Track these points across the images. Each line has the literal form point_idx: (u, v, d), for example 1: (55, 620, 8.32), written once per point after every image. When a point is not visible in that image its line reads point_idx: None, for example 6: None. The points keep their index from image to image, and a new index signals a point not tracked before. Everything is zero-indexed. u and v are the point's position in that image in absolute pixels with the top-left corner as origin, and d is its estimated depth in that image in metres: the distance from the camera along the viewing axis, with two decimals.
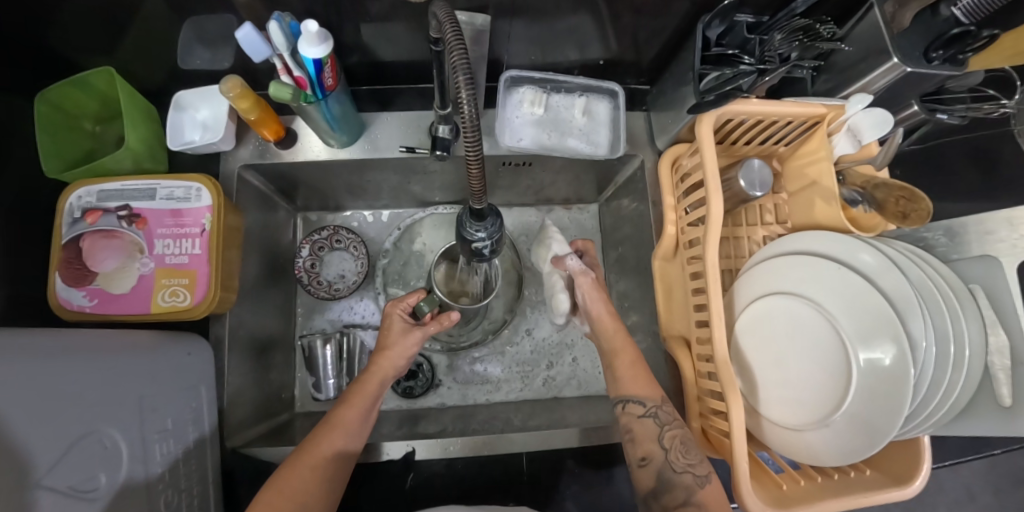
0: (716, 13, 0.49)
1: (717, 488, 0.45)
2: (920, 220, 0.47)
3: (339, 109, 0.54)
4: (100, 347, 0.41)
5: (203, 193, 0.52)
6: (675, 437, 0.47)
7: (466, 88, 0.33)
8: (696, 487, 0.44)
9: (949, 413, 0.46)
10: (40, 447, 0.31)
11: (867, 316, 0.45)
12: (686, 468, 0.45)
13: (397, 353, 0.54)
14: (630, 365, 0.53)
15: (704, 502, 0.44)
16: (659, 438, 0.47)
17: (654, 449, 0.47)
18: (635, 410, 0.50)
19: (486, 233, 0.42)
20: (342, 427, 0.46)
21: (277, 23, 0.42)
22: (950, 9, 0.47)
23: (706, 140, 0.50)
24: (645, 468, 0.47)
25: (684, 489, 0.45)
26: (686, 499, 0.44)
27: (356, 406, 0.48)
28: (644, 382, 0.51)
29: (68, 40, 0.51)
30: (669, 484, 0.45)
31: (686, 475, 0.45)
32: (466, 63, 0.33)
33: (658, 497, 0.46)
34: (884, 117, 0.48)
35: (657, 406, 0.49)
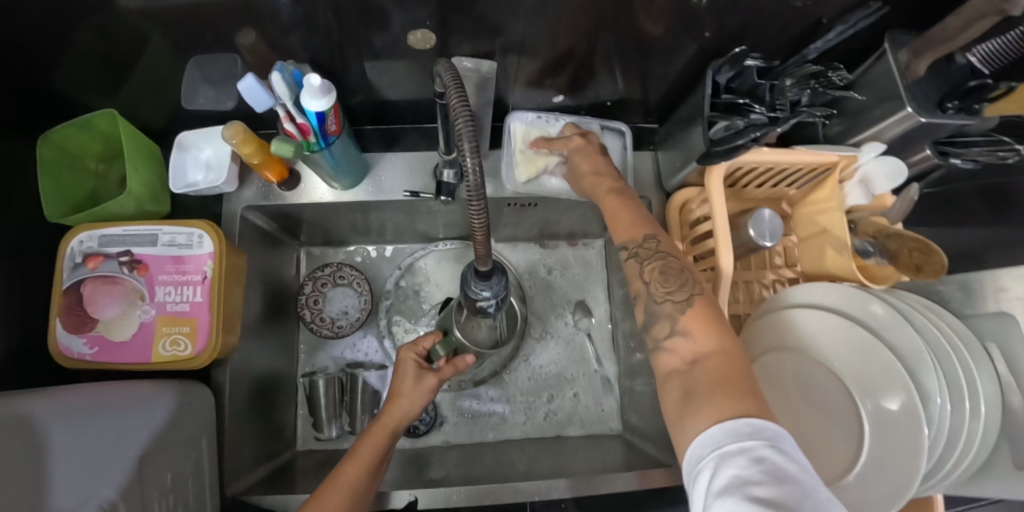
0: (728, 58, 0.48)
1: (701, 312, 0.39)
2: (935, 273, 0.46)
3: (343, 153, 0.53)
4: (85, 414, 0.40)
5: (205, 239, 0.51)
6: (656, 270, 0.42)
7: (469, 142, 0.32)
8: (677, 315, 0.39)
9: (966, 472, 0.45)
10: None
11: (875, 370, 0.44)
12: (664, 297, 0.41)
13: (409, 403, 0.50)
14: (620, 211, 0.48)
15: (687, 332, 0.38)
16: (640, 275, 0.43)
17: (637, 287, 0.44)
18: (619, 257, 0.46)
19: (491, 291, 0.41)
20: (346, 487, 0.42)
21: (279, 74, 0.42)
22: (965, 56, 0.45)
23: (715, 189, 0.50)
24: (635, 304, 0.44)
25: (668, 320, 0.40)
26: (671, 329, 0.39)
27: (359, 466, 0.45)
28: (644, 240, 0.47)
29: (72, 82, 0.51)
30: (654, 316, 0.41)
31: (666, 305, 0.41)
32: (468, 115, 0.33)
33: (647, 330, 0.41)
34: (898, 167, 0.48)
35: (637, 245, 0.45)
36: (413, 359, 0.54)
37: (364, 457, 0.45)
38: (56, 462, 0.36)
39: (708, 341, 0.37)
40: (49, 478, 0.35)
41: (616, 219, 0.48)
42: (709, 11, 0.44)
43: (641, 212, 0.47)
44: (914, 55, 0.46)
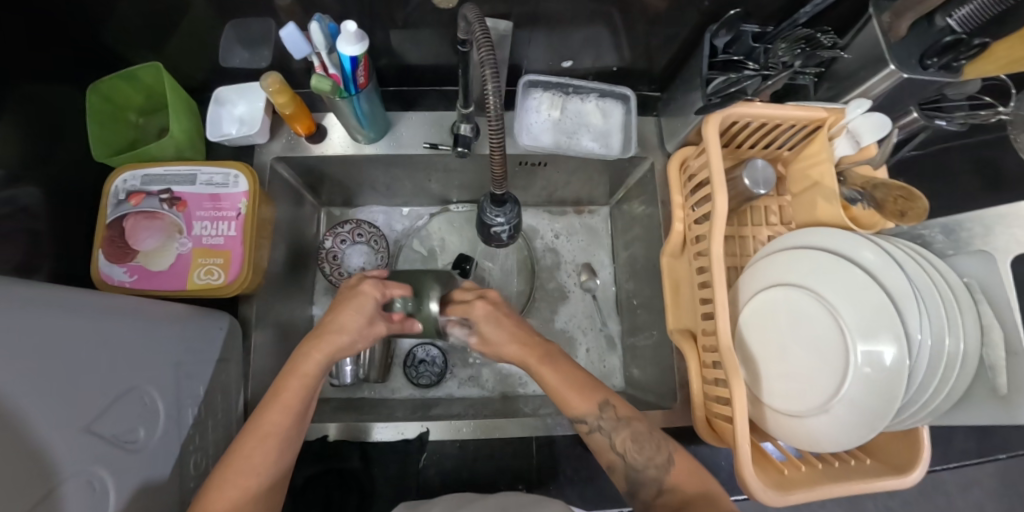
0: (723, 23, 0.53)
1: (682, 466, 0.46)
2: (918, 218, 0.50)
3: (368, 107, 0.58)
4: (151, 315, 0.44)
5: (240, 179, 0.55)
6: (627, 440, 0.47)
7: (493, 84, 0.38)
8: (663, 477, 0.45)
9: (943, 405, 0.48)
10: (89, 397, 0.34)
11: (869, 310, 0.47)
12: (647, 464, 0.46)
13: (349, 340, 0.49)
14: (557, 377, 0.51)
15: (675, 487, 0.45)
16: (614, 445, 0.48)
17: (614, 458, 0.48)
18: (582, 427, 0.49)
19: (505, 218, 0.47)
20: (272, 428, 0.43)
21: (318, 24, 0.46)
22: (944, 20, 0.49)
23: (712, 141, 0.52)
24: (614, 473, 0.48)
25: (653, 481, 0.45)
26: (658, 489, 0.45)
27: (287, 408, 0.44)
28: (581, 392, 0.50)
29: (121, 35, 0.55)
30: (637, 483, 0.46)
31: (650, 469, 0.46)
32: (491, 57, 0.39)
33: (635, 495, 0.46)
34: (882, 122, 0.51)
35: (598, 417, 0.48)
36: (374, 295, 0.52)
37: (290, 400, 0.45)
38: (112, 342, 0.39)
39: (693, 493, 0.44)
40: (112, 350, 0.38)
41: (563, 393, 0.50)
42: None
43: (585, 379, 0.51)
44: (896, 16, 0.50)
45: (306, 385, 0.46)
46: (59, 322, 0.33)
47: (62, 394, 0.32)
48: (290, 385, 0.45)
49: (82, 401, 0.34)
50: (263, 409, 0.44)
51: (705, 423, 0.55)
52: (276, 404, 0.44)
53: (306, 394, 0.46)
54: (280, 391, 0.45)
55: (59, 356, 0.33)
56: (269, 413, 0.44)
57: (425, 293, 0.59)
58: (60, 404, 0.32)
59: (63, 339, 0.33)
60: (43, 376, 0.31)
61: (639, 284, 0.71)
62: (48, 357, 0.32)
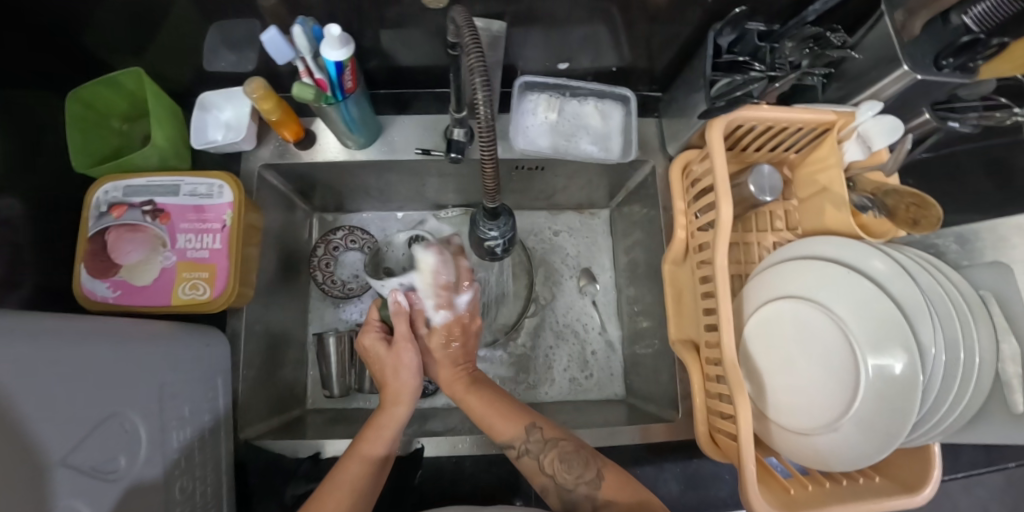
0: (727, 21, 0.50)
1: (611, 479, 0.47)
2: (931, 226, 0.49)
3: (358, 112, 0.56)
4: (133, 336, 0.43)
5: (225, 189, 0.53)
6: (556, 460, 0.49)
7: (483, 92, 0.35)
8: (595, 494, 0.46)
9: (959, 421, 0.46)
10: (67, 426, 0.33)
11: (878, 322, 0.45)
12: (576, 483, 0.47)
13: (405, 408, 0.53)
14: (493, 408, 0.54)
15: (609, 501, 0.45)
16: (543, 469, 0.49)
17: (546, 481, 0.49)
18: (513, 453, 0.51)
19: (499, 232, 0.45)
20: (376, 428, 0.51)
21: (300, 27, 0.44)
22: (961, 17, 0.46)
23: (716, 144, 0.49)
24: (547, 496, 0.49)
25: (586, 500, 0.46)
26: (591, 509, 0.46)
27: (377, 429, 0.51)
28: (509, 419, 0.52)
29: (100, 40, 0.53)
30: (572, 504, 0.47)
31: (580, 488, 0.47)
32: (481, 65, 0.36)
33: None
34: (894, 125, 0.48)
35: (525, 441, 0.51)
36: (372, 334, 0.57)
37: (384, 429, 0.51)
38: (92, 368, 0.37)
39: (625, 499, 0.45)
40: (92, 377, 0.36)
41: (492, 421, 0.53)
42: None
43: (507, 407, 0.54)
44: (910, 15, 0.48)
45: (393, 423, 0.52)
46: (33, 351, 0.32)
47: (39, 425, 0.31)
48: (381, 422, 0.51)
49: (60, 432, 0.32)
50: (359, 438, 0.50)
51: (708, 439, 0.53)
52: (371, 432, 0.50)
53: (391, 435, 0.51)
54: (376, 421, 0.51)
55: (34, 385, 0.31)
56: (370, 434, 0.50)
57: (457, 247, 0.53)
58: (36, 438, 0.30)
59: (39, 367, 0.32)
60: (17, 407, 0.29)
61: (641, 291, 0.70)
62: (24, 386, 0.30)
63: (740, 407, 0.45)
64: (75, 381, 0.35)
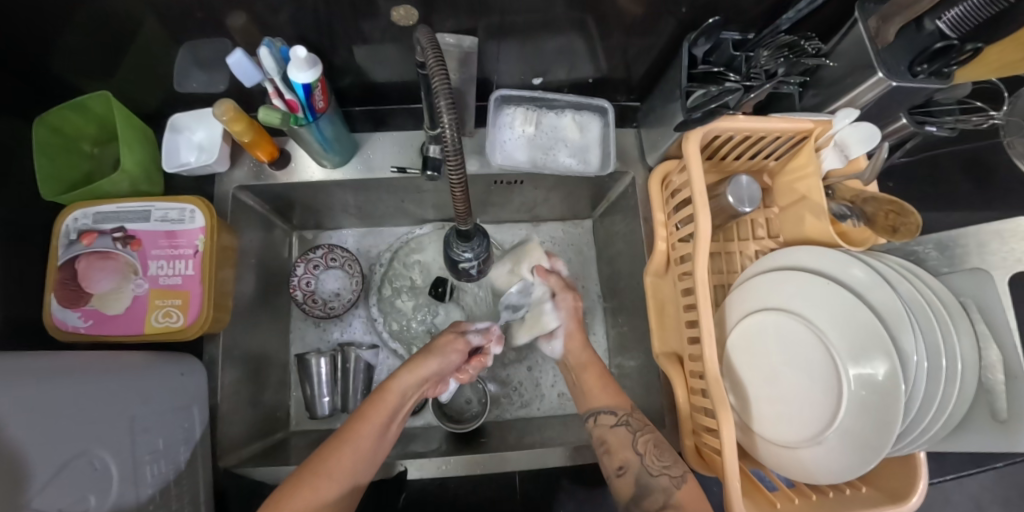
0: (702, 32, 0.49)
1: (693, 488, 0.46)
2: (911, 233, 0.46)
3: (331, 131, 0.55)
4: (95, 370, 0.41)
5: (197, 214, 0.53)
6: (649, 442, 0.49)
7: (448, 111, 0.34)
8: (672, 489, 0.46)
9: (943, 430, 0.46)
10: (34, 464, 0.32)
11: (856, 332, 0.45)
12: (661, 471, 0.47)
13: (426, 369, 0.55)
14: (593, 376, 0.58)
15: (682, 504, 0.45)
16: (634, 445, 0.49)
17: (630, 456, 0.49)
18: (606, 421, 0.53)
19: (472, 252, 0.44)
20: (354, 440, 0.47)
21: (267, 49, 0.43)
22: (934, 22, 0.46)
23: (693, 157, 0.49)
24: (623, 477, 0.48)
25: (661, 493, 0.46)
26: (664, 503, 0.45)
27: (372, 420, 0.49)
28: (612, 395, 0.55)
29: (66, 66, 0.52)
30: (646, 490, 0.47)
31: (662, 478, 0.47)
32: (447, 86, 0.35)
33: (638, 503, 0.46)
34: (870, 132, 0.49)
35: (627, 414, 0.53)
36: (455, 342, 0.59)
37: (360, 438, 0.48)
38: (58, 407, 0.36)
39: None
40: (60, 417, 0.35)
41: (590, 391, 0.57)
42: None
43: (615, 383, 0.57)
44: (884, 21, 0.48)
45: (377, 423, 0.49)
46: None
47: (9, 464, 0.30)
48: (364, 422, 0.49)
49: (29, 472, 0.31)
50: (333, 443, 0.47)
51: (693, 451, 0.52)
52: (344, 446, 0.46)
53: (376, 434, 0.49)
54: (349, 431, 0.48)
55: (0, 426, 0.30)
56: (354, 431, 0.48)
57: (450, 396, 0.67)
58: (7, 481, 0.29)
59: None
60: None
61: (624, 303, 0.69)
62: None
63: (723, 422, 0.45)
64: (39, 420, 0.34)
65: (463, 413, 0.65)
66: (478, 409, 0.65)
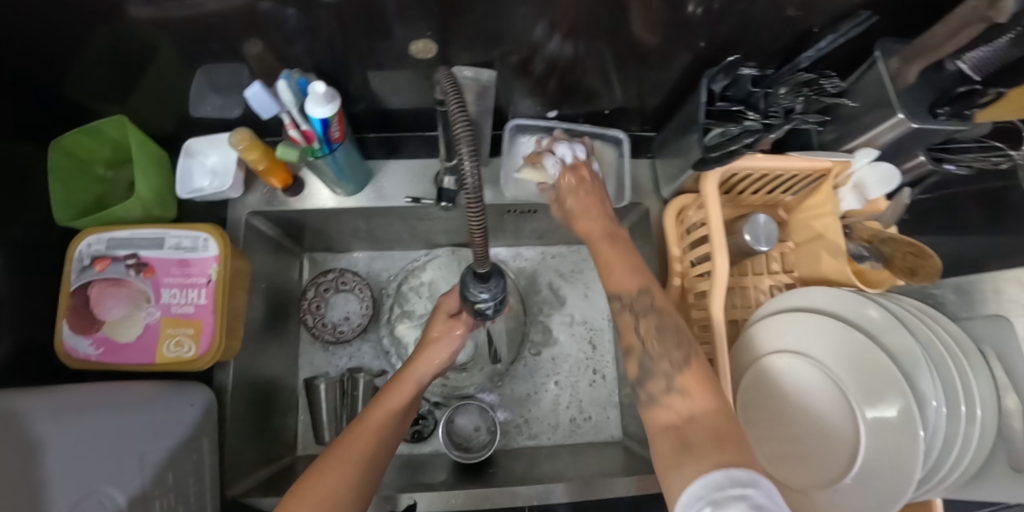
0: (721, 69, 0.49)
1: (697, 370, 0.38)
2: (929, 277, 0.47)
3: (346, 159, 0.54)
4: (89, 404, 0.41)
5: (210, 242, 0.52)
6: (653, 324, 0.41)
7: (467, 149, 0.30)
8: (674, 373, 0.38)
9: (961, 477, 0.45)
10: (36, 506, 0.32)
11: (871, 375, 0.44)
12: (662, 353, 0.39)
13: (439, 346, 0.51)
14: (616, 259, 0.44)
15: (685, 391, 0.36)
16: (637, 326, 0.42)
17: (632, 339, 0.42)
18: (626, 320, 0.42)
19: (490, 294, 0.42)
20: (388, 408, 0.45)
21: (285, 83, 0.43)
22: (956, 63, 0.45)
23: (710, 195, 0.50)
24: (627, 358, 0.42)
25: (663, 377, 0.38)
26: (667, 387, 0.38)
27: (400, 393, 0.48)
28: (631, 275, 0.43)
29: (84, 91, 0.52)
30: (645, 372, 0.39)
31: (662, 363, 0.39)
32: (467, 123, 0.32)
33: (641, 384, 0.39)
34: (890, 173, 0.49)
35: (635, 298, 0.42)
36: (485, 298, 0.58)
37: (392, 407, 0.46)
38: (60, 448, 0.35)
39: (705, 399, 0.35)
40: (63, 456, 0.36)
41: (607, 267, 0.44)
42: (703, 23, 0.45)
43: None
44: (905, 62, 0.47)
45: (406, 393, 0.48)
46: None
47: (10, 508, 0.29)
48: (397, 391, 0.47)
49: None
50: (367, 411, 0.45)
51: None
52: (381, 411, 0.45)
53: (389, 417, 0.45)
54: (384, 399, 0.46)
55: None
56: (387, 401, 0.46)
57: (460, 425, 0.66)
58: None
59: None
60: None
61: None
62: None
63: None
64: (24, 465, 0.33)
65: (472, 442, 0.65)
66: (487, 437, 0.65)
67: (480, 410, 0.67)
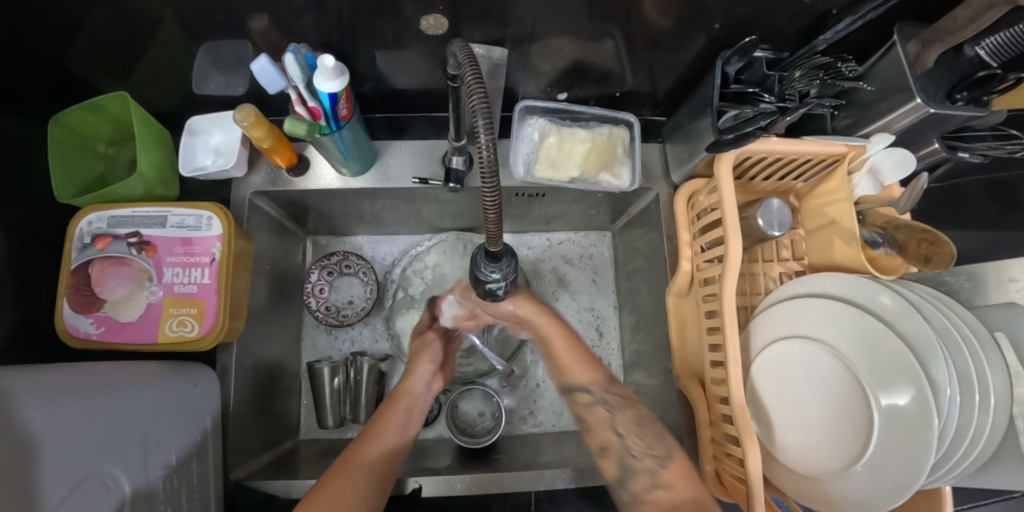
0: (736, 50, 0.48)
1: (679, 466, 0.45)
2: (944, 264, 0.46)
3: (353, 139, 0.54)
4: (91, 383, 0.39)
5: (214, 221, 0.52)
6: (629, 421, 0.49)
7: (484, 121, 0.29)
8: (657, 470, 0.45)
9: (972, 466, 0.45)
10: (44, 483, 0.30)
11: (885, 361, 0.43)
12: (644, 452, 0.46)
13: (423, 371, 0.57)
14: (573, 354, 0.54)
15: (669, 485, 0.44)
16: (615, 426, 0.49)
17: (611, 437, 0.49)
18: (584, 399, 0.52)
19: (501, 273, 0.41)
20: (390, 423, 0.51)
21: (293, 55, 0.41)
22: (974, 49, 0.45)
23: (725, 179, 0.49)
24: (605, 457, 0.49)
25: (646, 474, 0.46)
26: (650, 483, 0.45)
27: (401, 413, 0.53)
28: (588, 369, 0.53)
29: (84, 65, 0.51)
30: (630, 471, 0.47)
31: (646, 460, 0.46)
32: (481, 92, 0.31)
33: (624, 485, 0.47)
34: (906, 158, 0.47)
35: (603, 390, 0.51)
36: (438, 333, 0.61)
37: (392, 423, 0.51)
38: (67, 426, 0.34)
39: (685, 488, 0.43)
40: (71, 434, 0.34)
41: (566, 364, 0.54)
42: (721, 3, 0.44)
43: (590, 354, 0.54)
44: (924, 46, 0.46)
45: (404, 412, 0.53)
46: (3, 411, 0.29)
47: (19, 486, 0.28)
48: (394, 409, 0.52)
49: (39, 492, 0.30)
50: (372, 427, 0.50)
51: (713, 477, 0.52)
52: (381, 427, 0.50)
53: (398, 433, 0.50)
54: (383, 416, 0.51)
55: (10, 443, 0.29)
56: (384, 418, 0.51)
57: (464, 411, 0.65)
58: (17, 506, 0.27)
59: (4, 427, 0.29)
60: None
61: (643, 320, 0.68)
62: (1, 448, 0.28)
63: (748, 451, 0.44)
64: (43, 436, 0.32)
65: (475, 428, 0.64)
66: (491, 423, 0.64)
67: (484, 397, 0.66)
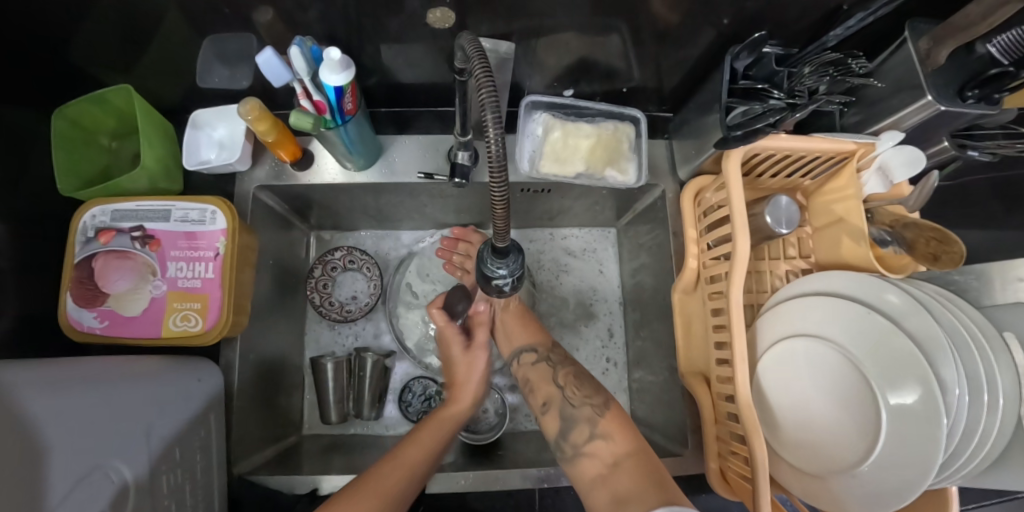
0: (745, 45, 0.47)
1: (613, 416, 0.51)
2: (953, 263, 0.45)
3: (358, 133, 0.53)
4: (91, 378, 0.39)
5: (218, 215, 0.51)
6: (567, 375, 0.57)
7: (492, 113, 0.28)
8: (595, 419, 0.51)
9: (980, 467, 0.45)
10: (52, 475, 0.30)
11: (893, 359, 0.43)
12: (582, 401, 0.53)
13: (476, 363, 0.61)
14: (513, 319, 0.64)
15: (606, 435, 0.50)
16: (553, 377, 0.57)
17: (552, 390, 0.56)
18: (528, 358, 0.61)
19: (508, 269, 0.41)
20: (421, 442, 0.49)
21: (299, 48, 0.41)
22: (985, 47, 0.43)
23: (732, 175, 0.48)
24: (546, 412, 0.55)
25: (585, 423, 0.51)
26: (589, 433, 0.50)
27: (434, 431, 0.52)
28: (525, 333, 0.63)
29: (88, 58, 0.50)
30: (570, 421, 0.52)
31: (583, 407, 0.53)
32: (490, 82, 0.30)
33: (565, 436, 0.52)
34: (916, 156, 0.47)
35: (544, 350, 0.61)
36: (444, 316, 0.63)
37: (424, 443, 0.50)
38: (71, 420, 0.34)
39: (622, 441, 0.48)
40: (77, 426, 0.34)
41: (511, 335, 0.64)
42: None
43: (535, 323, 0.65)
44: (935, 42, 0.45)
45: (439, 436, 0.52)
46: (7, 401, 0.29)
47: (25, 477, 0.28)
48: (427, 429, 0.52)
49: (48, 483, 0.30)
50: (404, 444, 0.49)
51: (718, 476, 0.52)
52: (414, 446, 0.49)
53: (428, 456, 0.49)
54: (416, 436, 0.50)
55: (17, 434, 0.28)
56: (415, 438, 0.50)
57: None
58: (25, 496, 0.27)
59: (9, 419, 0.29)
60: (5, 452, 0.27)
61: (647, 317, 0.68)
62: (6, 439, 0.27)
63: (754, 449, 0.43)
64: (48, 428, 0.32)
65: (481, 424, 0.65)
66: (495, 420, 0.65)
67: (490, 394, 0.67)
